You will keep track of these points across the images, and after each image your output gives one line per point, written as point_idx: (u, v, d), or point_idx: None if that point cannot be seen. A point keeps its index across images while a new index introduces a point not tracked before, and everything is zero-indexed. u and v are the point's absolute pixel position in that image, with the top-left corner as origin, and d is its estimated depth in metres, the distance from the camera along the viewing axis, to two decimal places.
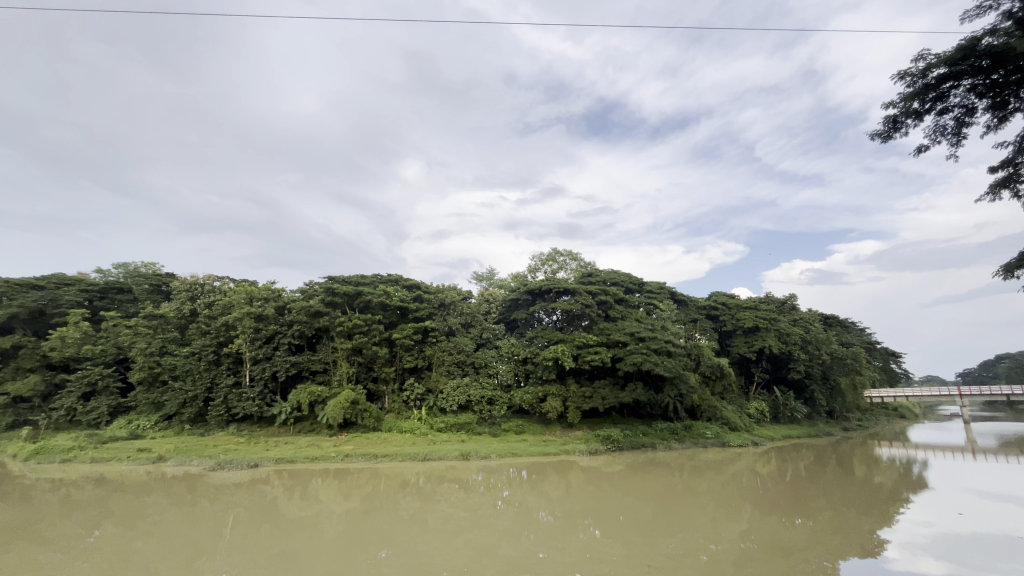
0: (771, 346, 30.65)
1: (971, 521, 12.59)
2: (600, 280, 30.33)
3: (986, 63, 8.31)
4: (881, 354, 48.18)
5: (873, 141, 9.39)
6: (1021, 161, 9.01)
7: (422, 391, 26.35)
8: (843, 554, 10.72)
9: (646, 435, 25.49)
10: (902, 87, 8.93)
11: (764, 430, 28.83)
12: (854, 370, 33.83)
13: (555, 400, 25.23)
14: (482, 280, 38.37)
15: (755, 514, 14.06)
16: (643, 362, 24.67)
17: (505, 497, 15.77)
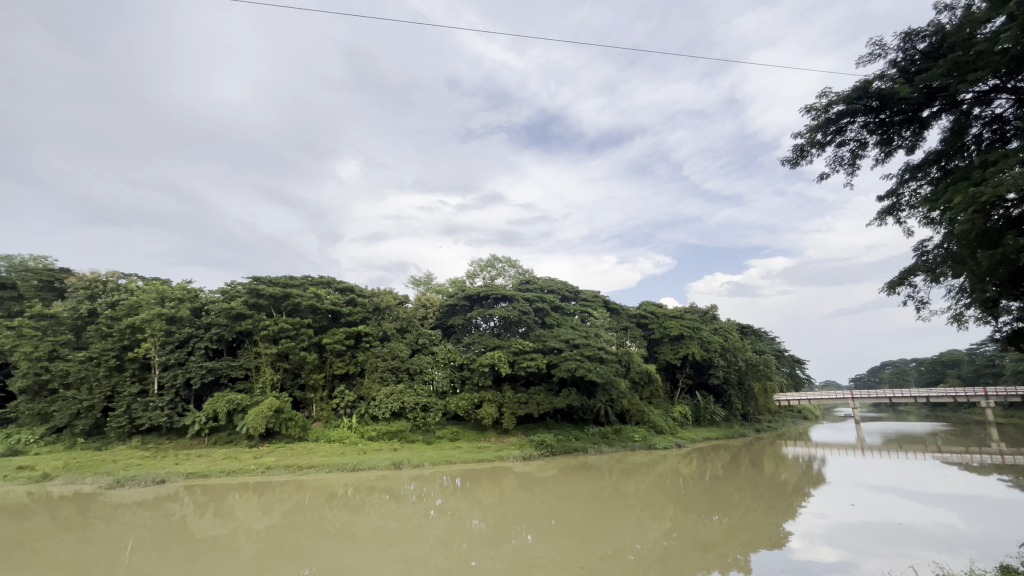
0: (694, 353, 32.65)
1: (859, 511, 14.05)
2: (538, 287, 30.88)
3: (875, 103, 9.46)
4: (789, 360, 52.74)
5: (784, 165, 10.32)
6: (902, 191, 10.31)
7: (353, 398, 25.36)
8: (754, 548, 11.57)
9: (578, 439, 26.16)
10: (809, 120, 9.91)
11: (686, 433, 30.59)
12: (765, 375, 36.85)
13: (490, 406, 25.26)
14: (419, 284, 37.74)
15: (678, 512, 14.85)
16: (577, 368, 25.46)
17: (437, 506, 15.48)
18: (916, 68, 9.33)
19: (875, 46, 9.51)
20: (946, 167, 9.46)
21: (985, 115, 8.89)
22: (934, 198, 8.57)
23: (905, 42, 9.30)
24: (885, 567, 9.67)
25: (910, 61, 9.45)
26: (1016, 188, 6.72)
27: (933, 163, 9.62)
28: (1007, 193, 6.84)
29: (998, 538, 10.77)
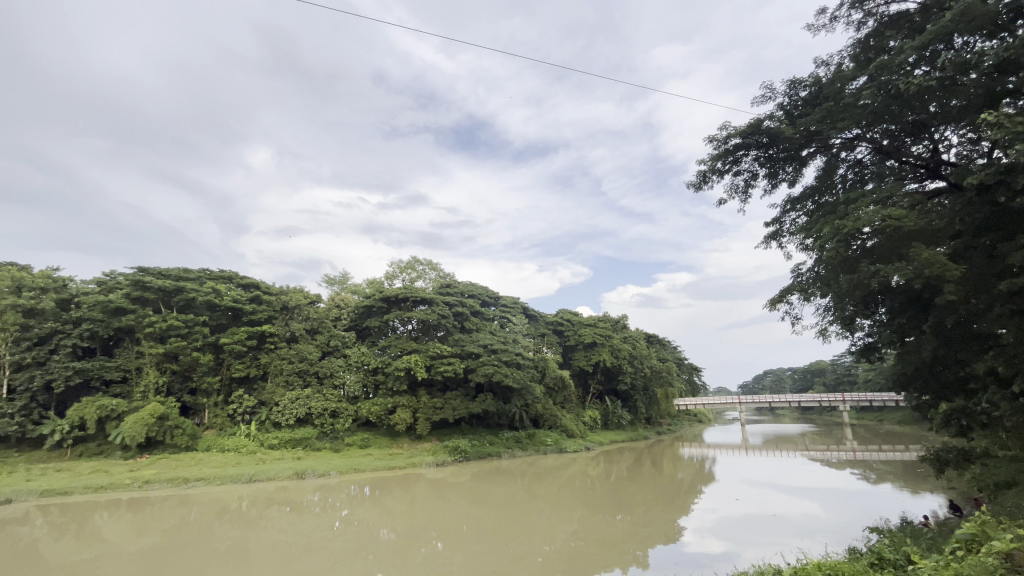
0: (605, 360, 34.30)
1: (742, 505, 15.57)
2: (458, 291, 30.71)
3: (765, 139, 10.66)
4: (688, 368, 57.29)
5: (689, 189, 11.29)
6: (784, 219, 11.67)
7: (253, 403, 23.49)
8: (652, 543, 12.37)
9: (492, 444, 26.28)
10: (711, 149, 10.93)
11: (595, 436, 31.99)
12: (666, 382, 39.66)
13: (404, 411, 24.69)
14: (334, 283, 35.95)
15: (585, 513, 15.47)
16: (494, 373, 25.84)
17: (343, 517, 14.75)
18: (799, 112, 10.64)
19: (767, 89, 10.77)
20: (818, 201, 10.90)
21: (849, 159, 10.34)
22: (808, 228, 9.81)
23: (790, 88, 10.60)
24: (761, 554, 10.78)
25: (793, 106, 10.76)
26: (870, 223, 7.93)
27: (809, 197, 11.04)
28: (863, 226, 8.04)
29: (849, 524, 12.46)
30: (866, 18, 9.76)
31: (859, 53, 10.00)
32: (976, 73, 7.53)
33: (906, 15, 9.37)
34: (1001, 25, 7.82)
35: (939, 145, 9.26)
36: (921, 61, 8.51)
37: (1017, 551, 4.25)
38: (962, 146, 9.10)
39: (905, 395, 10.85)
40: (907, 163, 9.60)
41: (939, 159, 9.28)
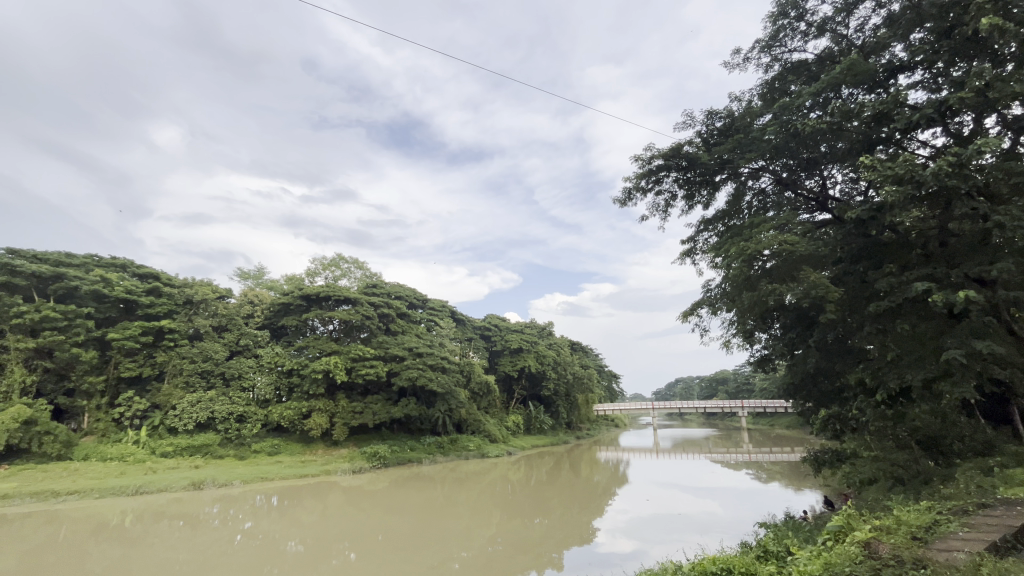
0: (530, 366, 34.85)
1: (651, 505, 16.47)
2: (385, 291, 29.78)
3: (684, 163, 11.48)
4: (608, 375, 59.81)
5: (615, 204, 11.85)
6: (698, 237, 12.61)
7: (144, 406, 21.16)
8: (567, 545, 12.73)
9: (413, 450, 25.69)
10: (637, 167, 11.56)
11: (517, 441, 32.32)
12: (587, 388, 41.04)
13: (320, 416, 23.49)
14: (247, 277, 33.48)
15: (503, 517, 15.56)
16: (418, 377, 25.37)
17: (246, 530, 13.67)
18: (714, 141, 11.56)
19: (687, 117, 11.61)
20: (727, 224, 11.89)
21: (755, 187, 11.39)
22: (717, 247, 10.65)
23: (707, 118, 11.50)
24: (666, 551, 11.47)
25: (710, 135, 11.68)
26: (769, 247, 8.79)
27: (719, 219, 12.02)
28: (763, 249, 8.88)
29: (742, 520, 13.60)
30: (774, 62, 10.85)
31: (766, 92, 11.09)
32: (858, 120, 8.63)
33: (805, 64, 10.55)
34: (878, 82, 9.05)
35: (827, 181, 10.47)
36: (816, 105, 9.60)
37: (873, 540, 4.87)
38: (845, 184, 10.34)
39: (792, 402, 12.07)
40: (801, 195, 10.74)
41: (826, 194, 10.48)
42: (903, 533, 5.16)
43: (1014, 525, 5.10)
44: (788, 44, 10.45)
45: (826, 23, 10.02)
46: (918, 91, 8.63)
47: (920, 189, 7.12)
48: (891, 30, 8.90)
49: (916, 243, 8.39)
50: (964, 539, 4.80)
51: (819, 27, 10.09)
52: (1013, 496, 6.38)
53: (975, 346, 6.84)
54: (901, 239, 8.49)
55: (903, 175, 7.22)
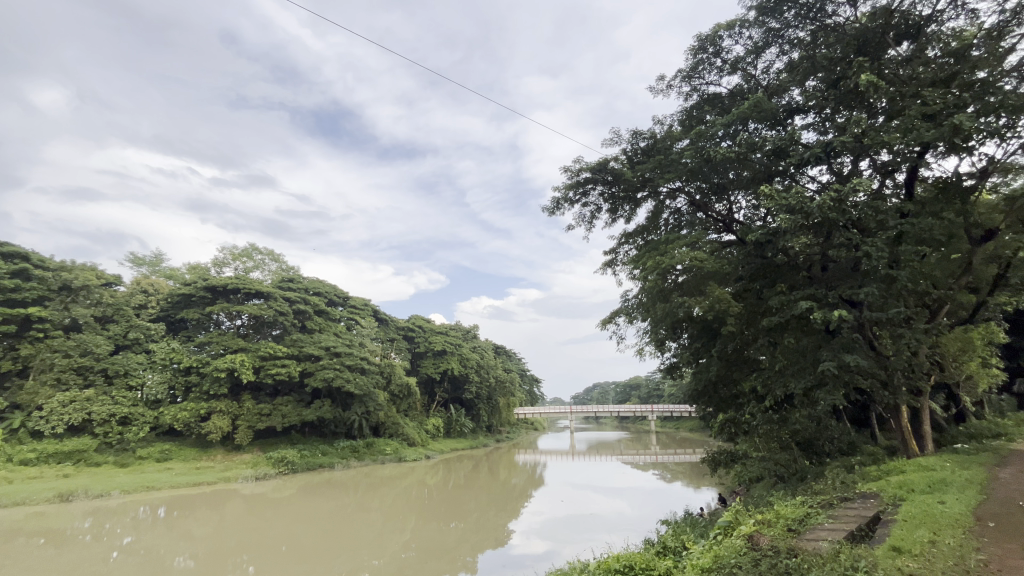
0: (453, 368, 34.56)
1: (564, 506, 16.97)
2: (303, 286, 28.14)
3: (610, 178, 12.05)
4: (530, 379, 60.86)
5: (544, 212, 12.13)
6: (619, 249, 13.23)
7: (1, 406, 18.24)
8: (482, 549, 12.74)
9: (325, 454, 24.39)
10: (566, 178, 11.93)
11: (436, 445, 31.81)
12: (509, 392, 41.43)
13: (221, 418, 21.65)
14: (141, 264, 30.10)
15: (419, 522, 15.29)
16: (334, 378, 24.30)
17: (124, 546, 12.19)
18: (637, 160, 12.21)
19: (614, 135, 12.17)
20: (646, 238, 12.62)
21: (672, 206, 12.18)
22: (636, 260, 11.25)
23: (633, 138, 12.14)
24: (576, 550, 11.88)
25: (634, 154, 12.33)
26: (681, 262, 9.42)
27: (640, 234, 12.73)
28: (676, 264, 9.50)
29: (647, 518, 14.44)
30: (693, 91, 11.70)
31: (685, 119, 11.93)
32: (761, 153, 9.54)
33: (719, 96, 11.51)
34: (779, 120, 10.09)
35: (733, 206, 11.46)
36: (727, 135, 10.49)
37: (755, 533, 5.37)
38: (747, 210, 11.39)
39: (695, 407, 13.03)
40: (711, 217, 11.65)
41: (732, 217, 11.48)
42: (781, 526, 5.75)
43: (868, 516, 5.87)
44: (706, 77, 11.34)
45: (738, 62, 10.99)
46: (811, 132, 9.73)
47: (808, 219, 8.03)
48: (790, 75, 9.98)
49: (803, 266, 9.44)
50: (829, 530, 5.44)
51: (732, 65, 11.04)
52: (868, 490, 7.35)
53: (845, 359, 7.81)
54: (791, 262, 9.51)
55: (795, 205, 8.10)
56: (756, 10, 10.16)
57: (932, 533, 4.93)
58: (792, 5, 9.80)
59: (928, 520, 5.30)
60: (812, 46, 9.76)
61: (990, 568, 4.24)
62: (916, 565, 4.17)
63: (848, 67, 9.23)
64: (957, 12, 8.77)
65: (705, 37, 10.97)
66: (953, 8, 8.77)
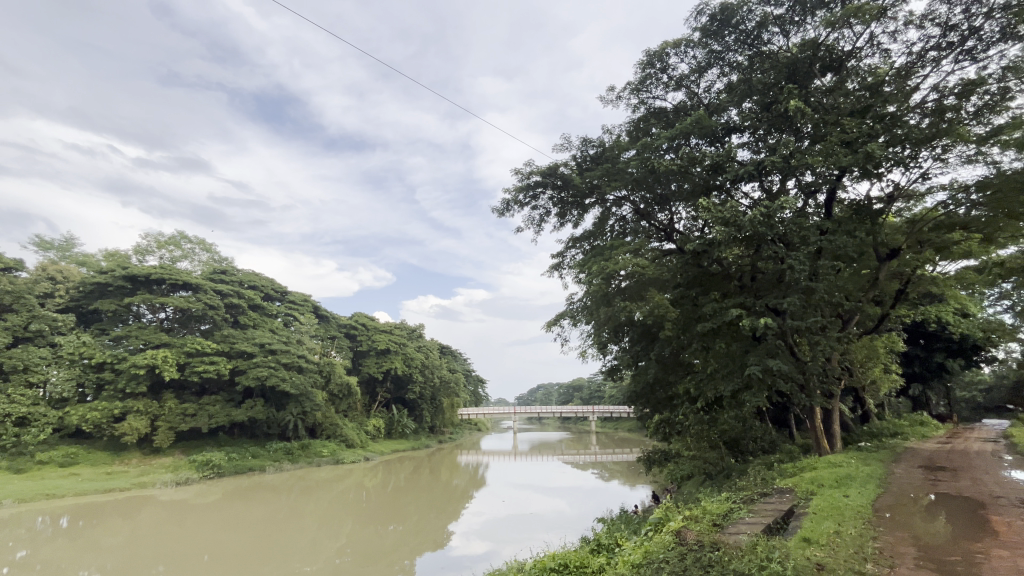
0: (396, 368, 33.83)
1: (505, 506, 17.05)
2: (237, 279, 26.53)
3: (559, 183, 12.28)
4: (474, 380, 60.69)
5: (493, 213, 12.15)
6: (566, 252, 13.49)
7: None
8: (420, 551, 12.56)
9: (255, 457, 23.08)
10: (517, 180, 12.01)
11: (376, 446, 30.93)
12: (453, 392, 41.06)
13: (138, 419, 19.98)
14: (49, 248, 27.19)
15: (355, 526, 14.84)
16: (268, 376, 23.14)
17: (16, 561, 10.95)
18: (586, 166, 12.50)
19: (565, 141, 12.41)
20: (593, 244, 12.96)
21: (617, 214, 12.57)
22: (582, 264, 11.51)
23: (582, 145, 12.43)
24: (514, 549, 11.97)
25: (583, 160, 12.60)
26: (625, 268, 9.74)
27: (586, 239, 13.05)
28: (620, 269, 9.81)
29: (584, 516, 14.80)
30: (640, 104, 12.15)
31: (632, 130, 12.36)
32: (700, 167, 10.06)
33: (664, 111, 12.04)
34: (717, 137, 10.68)
35: (674, 216, 11.99)
36: (670, 148, 10.97)
37: (683, 528, 5.65)
38: (687, 221, 11.97)
39: (633, 408, 13.51)
40: (653, 226, 12.13)
41: (672, 226, 12.02)
42: (707, 521, 6.09)
43: (783, 510, 6.34)
44: (653, 91, 11.81)
45: (682, 79, 11.54)
46: (745, 151, 10.37)
47: (740, 231, 8.55)
48: (729, 95, 10.60)
49: (734, 276, 10.05)
50: (749, 524, 5.81)
51: (677, 82, 11.57)
52: (784, 486, 7.92)
53: (769, 363, 8.38)
54: (724, 272, 10.09)
55: (729, 218, 8.59)
56: (701, 32, 10.70)
57: (837, 524, 5.39)
58: (732, 30, 10.42)
59: (833, 512, 5.79)
60: (749, 71, 10.41)
61: (884, 555, 4.69)
62: (823, 554, 4.54)
63: (779, 92, 9.94)
64: (873, 50, 9.67)
65: (653, 52, 11.42)
66: (869, 47, 9.66)
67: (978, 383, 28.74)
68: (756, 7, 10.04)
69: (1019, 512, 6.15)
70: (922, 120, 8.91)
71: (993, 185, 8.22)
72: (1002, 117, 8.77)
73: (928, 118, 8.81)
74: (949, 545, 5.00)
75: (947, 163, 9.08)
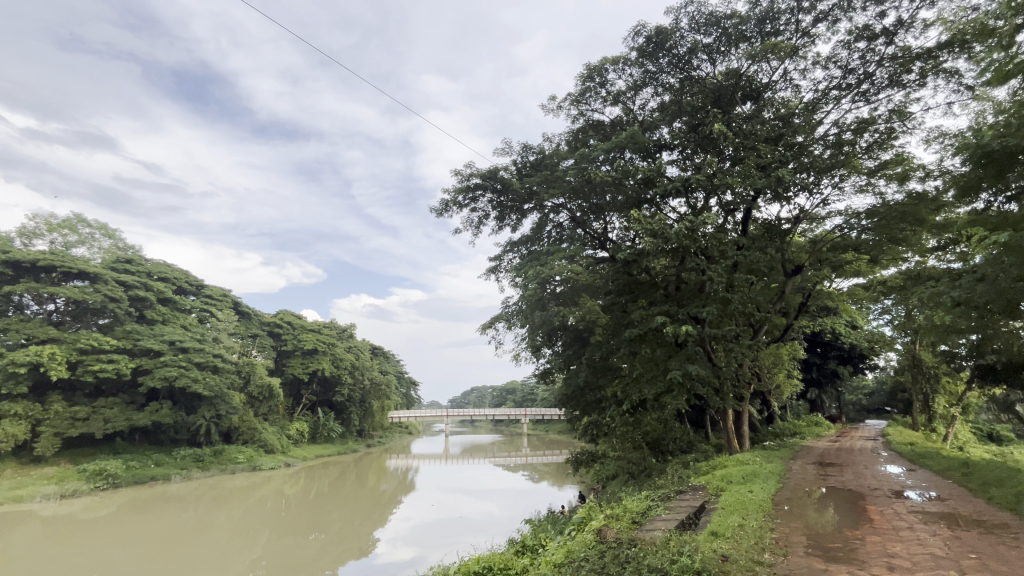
0: (323, 369, 32.34)
1: (434, 510, 16.80)
2: (145, 269, 24.19)
3: (499, 187, 12.35)
4: (407, 382, 59.38)
5: (432, 213, 12.00)
6: (503, 256, 13.59)
7: None
8: (342, 561, 12.05)
9: (158, 465, 21.06)
10: (456, 181, 11.94)
11: (299, 451, 29.30)
12: (384, 395, 39.88)
13: (16, 424, 17.61)
14: None
15: (272, 537, 13.99)
16: (178, 377, 21.31)
17: None
18: (526, 172, 12.67)
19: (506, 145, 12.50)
20: (530, 248, 13.17)
21: (554, 220, 12.85)
22: (518, 268, 11.65)
23: (523, 151, 12.60)
24: (442, 554, 11.84)
25: (523, 166, 12.75)
26: (560, 274, 9.99)
27: (524, 243, 13.24)
28: (555, 275, 10.04)
29: (513, 517, 14.93)
30: (580, 116, 12.53)
31: (572, 140, 12.71)
32: (633, 180, 10.52)
33: (602, 124, 12.49)
34: (649, 152, 11.25)
35: (608, 226, 12.47)
36: (606, 160, 11.39)
37: (604, 527, 5.87)
38: (619, 231, 12.48)
39: (564, 411, 13.82)
40: (588, 234, 12.56)
41: (606, 235, 12.49)
42: (626, 519, 6.37)
43: (695, 506, 6.78)
44: (592, 104, 12.23)
45: (619, 95, 12.05)
46: (674, 168, 11.00)
47: (667, 243, 9.03)
48: (661, 114, 11.19)
49: (661, 285, 10.60)
50: (665, 520, 6.16)
51: (614, 97, 12.06)
52: (697, 484, 8.45)
53: (688, 368, 8.93)
54: (651, 280, 10.62)
55: (658, 230, 9.05)
56: (637, 52, 11.23)
57: (742, 518, 5.85)
58: (666, 53, 11.04)
59: (739, 507, 6.26)
60: (679, 93, 11.06)
61: (779, 544, 5.15)
62: (728, 546, 4.90)
63: (706, 115, 10.64)
64: (785, 84, 10.64)
65: (593, 67, 11.83)
66: (783, 81, 10.62)
67: (863, 387, 32.29)
68: (688, 34, 10.71)
69: (892, 502, 6.98)
70: (825, 151, 9.94)
71: (880, 213, 9.31)
72: (888, 154, 9.97)
73: (830, 150, 9.83)
74: (834, 533, 5.58)
75: (844, 191, 10.17)
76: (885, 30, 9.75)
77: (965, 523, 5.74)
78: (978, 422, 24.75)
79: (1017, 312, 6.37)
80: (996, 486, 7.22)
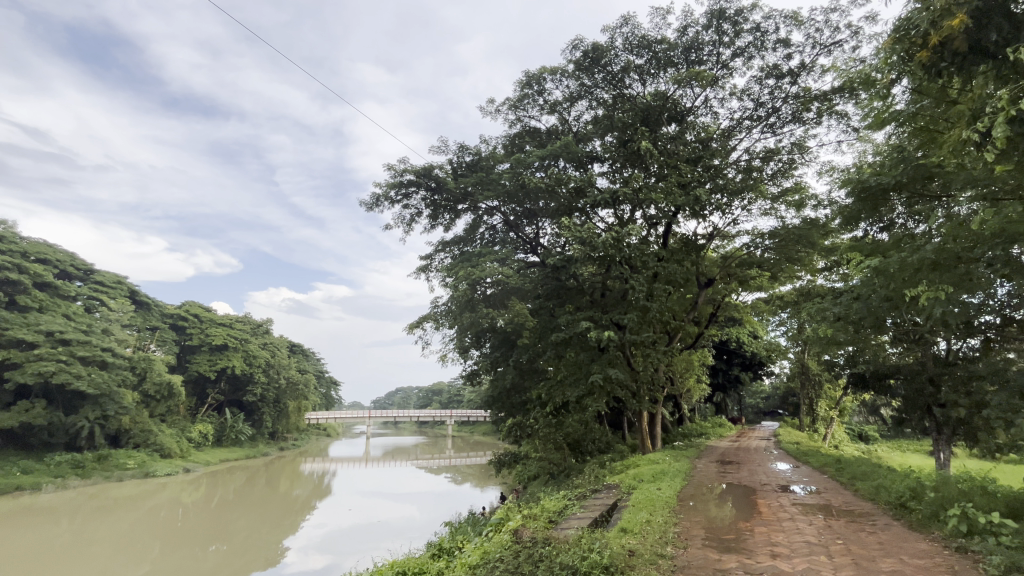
0: (233, 366, 30.07)
1: (351, 516, 16.15)
2: (20, 249, 21.17)
3: (432, 185, 12.20)
4: (327, 382, 56.52)
5: (361, 207, 11.61)
6: (435, 255, 13.42)
7: None
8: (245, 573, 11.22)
9: (25, 473, 18.40)
10: (388, 176, 11.63)
11: (201, 456, 26.81)
12: (301, 395, 37.67)
13: None
14: None
15: (165, 550, 12.75)
16: (56, 373, 18.88)
17: None
18: (461, 172, 12.60)
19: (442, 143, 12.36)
20: (462, 249, 13.12)
21: (487, 222, 12.89)
22: (449, 269, 11.55)
23: (459, 151, 12.54)
24: (357, 561, 11.40)
25: (459, 166, 12.67)
26: (491, 276, 10.04)
27: (456, 243, 13.17)
28: (485, 277, 10.06)
29: (433, 521, 14.70)
30: (517, 121, 12.71)
31: (508, 144, 12.84)
32: (565, 189, 10.83)
33: (538, 131, 12.76)
34: (582, 163, 11.64)
35: (539, 231, 12.75)
36: (541, 167, 11.61)
37: (521, 527, 5.97)
38: (550, 236, 12.80)
39: (489, 412, 13.87)
40: (521, 238, 12.80)
41: (537, 240, 12.76)
42: (543, 518, 6.53)
43: (608, 504, 7.08)
44: (529, 111, 12.45)
45: (556, 105, 12.36)
46: (604, 179, 11.48)
47: (594, 251, 9.37)
48: (594, 127, 11.62)
49: (587, 291, 10.98)
50: (579, 519, 6.37)
51: (551, 106, 12.35)
52: (612, 483, 8.82)
53: (609, 372, 9.32)
54: (578, 286, 10.95)
55: (586, 238, 9.39)
56: (574, 65, 11.60)
57: (649, 514, 6.21)
58: (602, 69, 11.50)
59: (648, 504, 6.62)
60: (612, 109, 11.57)
61: (681, 538, 5.52)
62: (635, 541, 5.18)
63: (634, 132, 11.20)
64: (706, 110, 11.48)
65: (532, 75, 12.05)
66: (704, 108, 11.47)
67: (761, 392, 35.44)
68: (622, 53, 11.23)
69: (779, 496, 7.73)
70: (737, 175, 10.85)
71: (780, 235, 10.31)
72: (789, 182, 11.08)
73: (741, 175, 10.74)
74: (729, 525, 6.08)
75: (751, 213, 11.16)
76: (790, 71, 10.84)
77: (837, 513, 6.49)
78: (852, 424, 28.07)
79: (882, 328, 7.35)
80: (861, 479, 8.26)
